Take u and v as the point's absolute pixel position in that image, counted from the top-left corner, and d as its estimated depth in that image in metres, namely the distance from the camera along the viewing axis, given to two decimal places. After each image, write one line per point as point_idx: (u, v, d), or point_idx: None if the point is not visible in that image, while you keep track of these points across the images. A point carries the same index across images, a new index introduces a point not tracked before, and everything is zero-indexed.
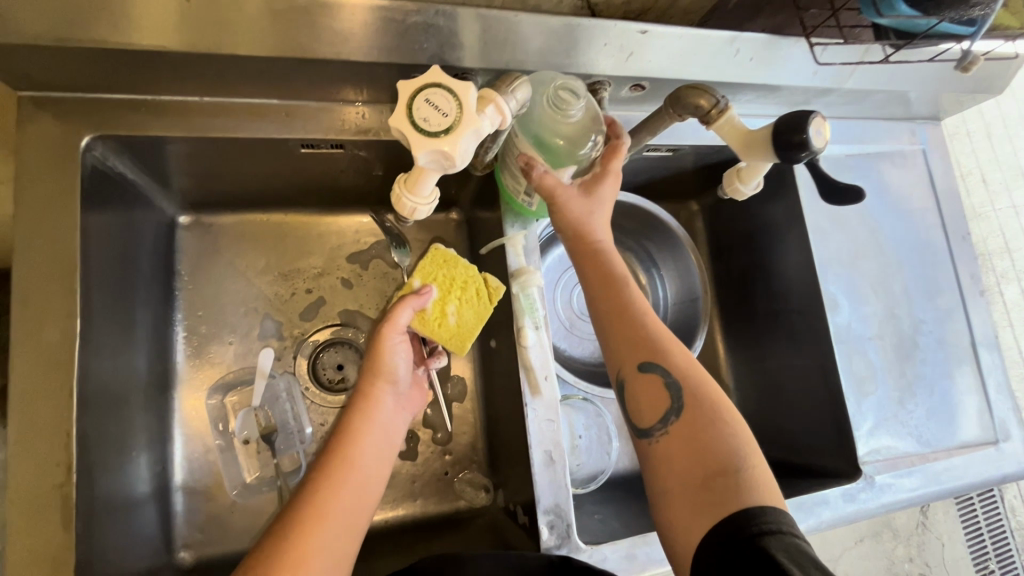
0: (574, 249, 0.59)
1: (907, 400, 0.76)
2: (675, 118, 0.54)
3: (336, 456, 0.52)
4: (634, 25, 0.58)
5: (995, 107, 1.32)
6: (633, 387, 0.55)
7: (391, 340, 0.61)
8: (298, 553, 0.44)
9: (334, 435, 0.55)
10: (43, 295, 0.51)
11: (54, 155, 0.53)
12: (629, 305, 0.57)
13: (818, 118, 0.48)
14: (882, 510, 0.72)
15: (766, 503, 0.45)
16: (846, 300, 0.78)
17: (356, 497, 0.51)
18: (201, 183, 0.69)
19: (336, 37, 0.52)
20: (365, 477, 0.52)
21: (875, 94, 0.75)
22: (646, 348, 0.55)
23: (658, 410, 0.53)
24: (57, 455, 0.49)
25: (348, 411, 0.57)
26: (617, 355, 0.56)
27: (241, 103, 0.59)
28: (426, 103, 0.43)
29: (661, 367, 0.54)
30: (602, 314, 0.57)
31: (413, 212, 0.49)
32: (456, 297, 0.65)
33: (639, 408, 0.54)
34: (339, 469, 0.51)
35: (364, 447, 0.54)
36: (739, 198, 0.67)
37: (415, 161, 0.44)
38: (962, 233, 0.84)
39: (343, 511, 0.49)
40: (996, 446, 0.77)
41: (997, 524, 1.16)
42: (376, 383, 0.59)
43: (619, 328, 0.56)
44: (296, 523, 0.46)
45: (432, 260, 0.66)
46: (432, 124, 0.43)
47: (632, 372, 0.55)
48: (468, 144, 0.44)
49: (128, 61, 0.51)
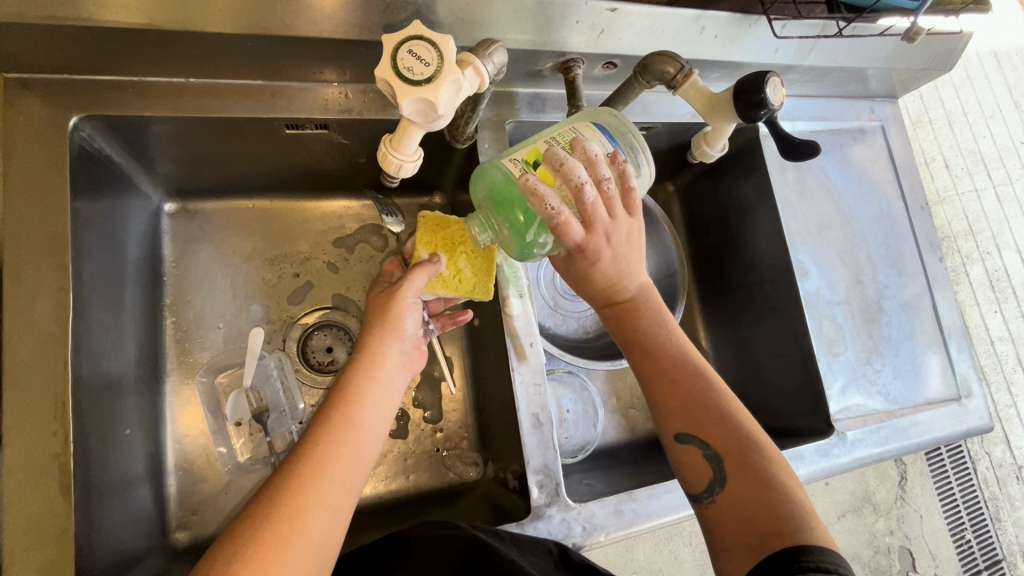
0: (604, 312, 0.59)
1: (875, 360, 0.80)
2: (644, 86, 0.58)
3: (337, 412, 0.52)
4: (605, 3, 0.61)
5: (956, 97, 1.39)
6: (675, 454, 0.55)
7: (404, 302, 0.60)
8: (293, 512, 0.45)
9: (335, 392, 0.54)
10: (36, 269, 0.52)
11: (42, 133, 0.54)
12: (663, 366, 0.56)
13: (775, 79, 0.51)
14: (854, 464, 0.75)
15: (814, 545, 0.45)
16: (815, 268, 0.82)
17: (353, 460, 0.51)
18: (187, 168, 0.70)
19: (320, 15, 0.54)
20: (364, 437, 0.53)
21: (834, 71, 0.79)
22: (686, 413, 0.54)
23: (703, 477, 0.53)
24: (53, 424, 0.51)
25: (351, 369, 0.56)
26: (658, 421, 0.56)
27: (225, 84, 0.61)
28: (409, 53, 0.45)
29: (704, 436, 0.53)
30: (638, 378, 0.58)
31: (399, 168, 0.51)
32: (463, 249, 0.64)
33: (684, 476, 0.54)
34: (338, 426, 0.51)
35: (366, 407, 0.54)
36: (706, 159, 0.70)
37: (399, 111, 0.45)
38: (921, 204, 0.89)
39: (342, 470, 0.49)
40: (959, 403, 0.82)
41: (972, 496, 1.21)
42: (384, 342, 0.59)
43: (656, 394, 0.56)
44: (293, 477, 0.47)
45: (426, 227, 0.64)
46: (416, 74, 0.44)
47: (670, 437, 0.55)
48: (449, 96, 0.46)
49: (114, 40, 0.52)
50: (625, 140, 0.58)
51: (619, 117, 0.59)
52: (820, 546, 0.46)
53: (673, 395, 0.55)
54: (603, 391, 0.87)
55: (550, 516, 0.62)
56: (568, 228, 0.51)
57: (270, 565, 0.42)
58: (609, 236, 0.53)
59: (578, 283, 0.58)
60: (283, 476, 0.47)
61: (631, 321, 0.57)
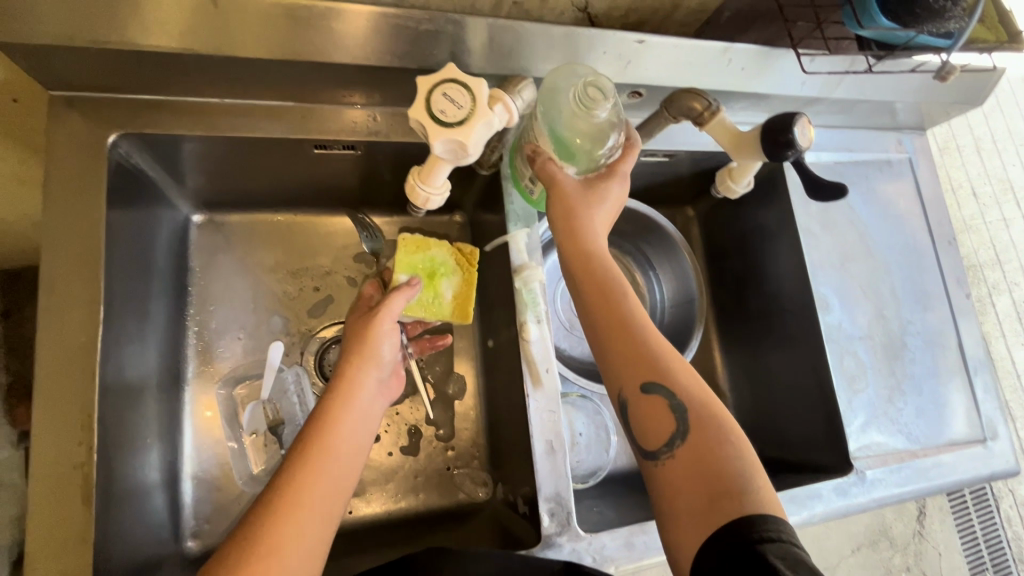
0: (571, 255, 0.59)
1: (897, 398, 0.79)
2: (670, 120, 0.57)
3: (313, 444, 0.53)
4: (632, 35, 0.62)
5: (985, 124, 1.36)
6: (637, 408, 0.54)
7: (381, 328, 0.62)
8: (270, 547, 0.46)
9: (313, 421, 0.55)
10: (69, 281, 0.54)
11: (83, 150, 0.56)
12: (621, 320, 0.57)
13: (803, 119, 0.51)
14: (872, 505, 0.73)
15: (765, 514, 0.45)
16: (837, 301, 0.80)
17: (329, 492, 0.52)
18: (216, 182, 0.72)
19: (352, 42, 0.56)
20: (340, 467, 0.54)
21: (862, 104, 0.79)
22: (641, 365, 0.55)
23: (662, 432, 0.53)
24: (79, 435, 0.52)
25: (327, 395, 0.58)
26: (621, 376, 0.56)
27: (259, 105, 0.62)
28: (442, 96, 0.47)
29: (665, 388, 0.54)
30: (603, 331, 0.57)
31: (426, 200, 0.54)
32: (443, 275, 0.70)
33: (645, 430, 0.53)
34: (314, 458, 0.52)
35: (341, 437, 0.55)
36: (731, 196, 0.71)
37: (432, 150, 0.48)
38: (948, 239, 0.87)
39: (318, 502, 0.50)
40: (984, 445, 0.80)
41: (994, 534, 1.17)
42: (360, 371, 0.60)
43: (622, 344, 0.56)
44: (269, 509, 0.48)
45: (405, 250, 0.69)
46: (449, 116, 0.47)
47: (635, 390, 0.54)
48: (480, 136, 0.48)
49: (154, 62, 0.54)
50: None
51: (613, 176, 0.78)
52: (765, 509, 0.46)
53: (640, 346, 0.56)
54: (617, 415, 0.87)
55: (560, 546, 0.62)
56: (632, 151, 0.61)
57: None
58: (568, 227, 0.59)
59: (560, 216, 0.59)
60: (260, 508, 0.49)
61: (601, 269, 0.59)
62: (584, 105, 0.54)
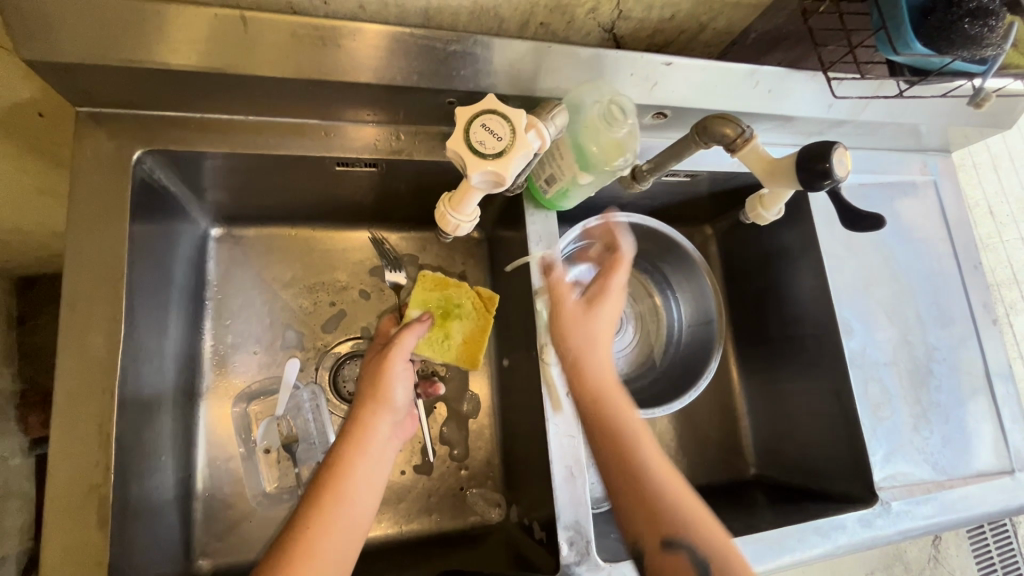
0: (594, 430, 0.59)
1: (923, 426, 0.77)
2: (701, 146, 0.56)
3: (325, 493, 0.54)
4: (659, 58, 0.62)
5: (1002, 142, 1.34)
6: (627, 505, 0.56)
7: (394, 368, 0.62)
8: None
9: (325, 470, 0.56)
10: (91, 298, 0.53)
11: (107, 167, 0.56)
12: (613, 424, 0.59)
13: (840, 149, 0.49)
14: (898, 537, 0.71)
15: None
16: (861, 326, 0.79)
17: (339, 542, 0.52)
18: (236, 197, 0.71)
19: (378, 61, 0.55)
20: (352, 516, 0.54)
21: (888, 126, 0.78)
22: (632, 487, 0.56)
23: (649, 532, 0.54)
24: (96, 455, 0.51)
25: (339, 441, 0.58)
26: (612, 474, 0.57)
27: (282, 122, 0.62)
28: (482, 127, 0.47)
29: (656, 503, 0.55)
30: (595, 430, 0.59)
31: (456, 228, 0.54)
32: (456, 317, 0.71)
33: (636, 526, 0.55)
34: (324, 509, 0.53)
35: (353, 486, 0.55)
36: (761, 222, 0.71)
37: (469, 181, 0.48)
38: (974, 263, 0.86)
39: (327, 557, 0.50)
40: (1012, 476, 0.77)
41: (1009, 552, 1.24)
42: (375, 417, 0.59)
43: (613, 445, 0.58)
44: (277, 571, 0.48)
45: (424, 286, 0.71)
46: (488, 148, 0.47)
47: (625, 490, 0.56)
48: (517, 167, 0.48)
49: (181, 81, 0.54)
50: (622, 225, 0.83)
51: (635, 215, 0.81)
52: None
53: (630, 453, 0.57)
54: None
55: (579, 575, 0.60)
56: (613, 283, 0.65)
57: None
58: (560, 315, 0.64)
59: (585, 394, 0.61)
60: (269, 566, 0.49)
61: (617, 431, 0.58)
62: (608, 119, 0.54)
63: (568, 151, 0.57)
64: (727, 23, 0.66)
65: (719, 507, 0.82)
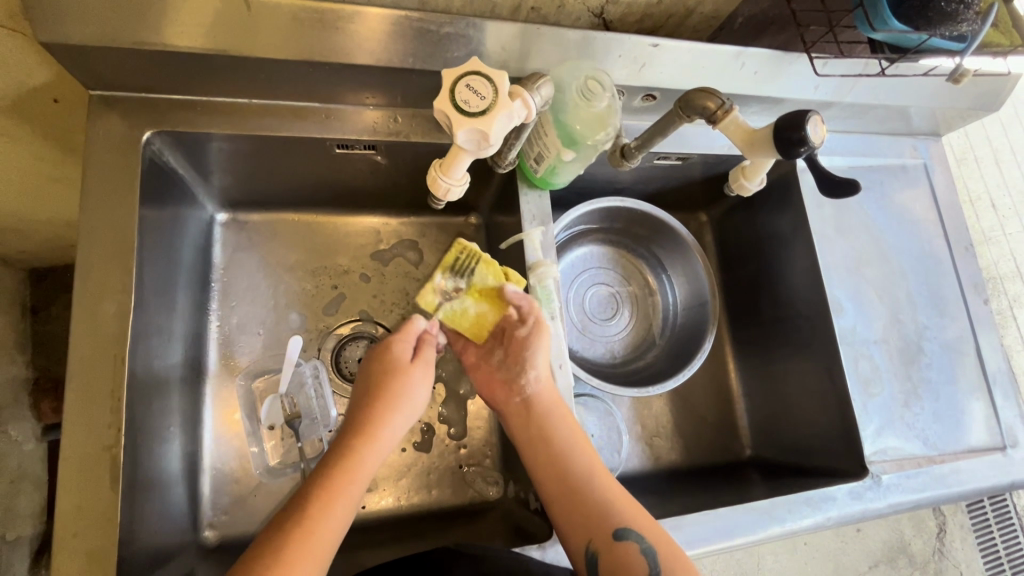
0: (524, 435, 0.64)
1: (913, 403, 0.78)
2: (683, 120, 0.59)
3: (329, 483, 0.53)
4: (647, 39, 0.64)
5: (1003, 134, 1.35)
6: (561, 506, 0.60)
7: (412, 372, 0.61)
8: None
9: (330, 461, 0.55)
10: (103, 271, 0.56)
11: (119, 147, 0.59)
12: (554, 448, 0.62)
13: (816, 117, 0.52)
14: (888, 511, 0.73)
15: None
16: (851, 305, 0.80)
17: (336, 529, 0.51)
18: (242, 182, 0.74)
19: (373, 43, 0.58)
20: (351, 508, 0.53)
21: (875, 109, 0.79)
22: (563, 486, 0.61)
23: (580, 525, 0.58)
24: (107, 418, 0.54)
25: (350, 432, 0.57)
26: (545, 481, 0.62)
27: (285, 106, 0.65)
28: (467, 87, 0.50)
29: (582, 492, 0.60)
30: (524, 441, 0.64)
31: (447, 191, 0.57)
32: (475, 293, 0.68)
33: (569, 521, 0.59)
34: (326, 496, 0.52)
35: (359, 479, 0.55)
36: (745, 194, 0.71)
37: (455, 139, 0.51)
38: (965, 245, 0.87)
39: (323, 547, 0.50)
40: (1004, 452, 0.78)
41: (1015, 543, 1.26)
42: (390, 415, 0.59)
43: (541, 450, 0.63)
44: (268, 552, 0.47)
45: (456, 254, 0.68)
46: (471, 106, 0.49)
47: (555, 490, 0.61)
48: (501, 127, 0.50)
49: (189, 64, 0.57)
50: (617, 214, 0.86)
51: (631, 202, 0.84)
52: None
53: (559, 455, 0.62)
54: (628, 418, 0.88)
55: None
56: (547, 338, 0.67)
57: None
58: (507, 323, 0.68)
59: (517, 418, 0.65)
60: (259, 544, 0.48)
61: (543, 444, 0.63)
62: (585, 94, 0.58)
63: (553, 129, 0.61)
64: (714, 8, 0.68)
65: (714, 485, 0.84)
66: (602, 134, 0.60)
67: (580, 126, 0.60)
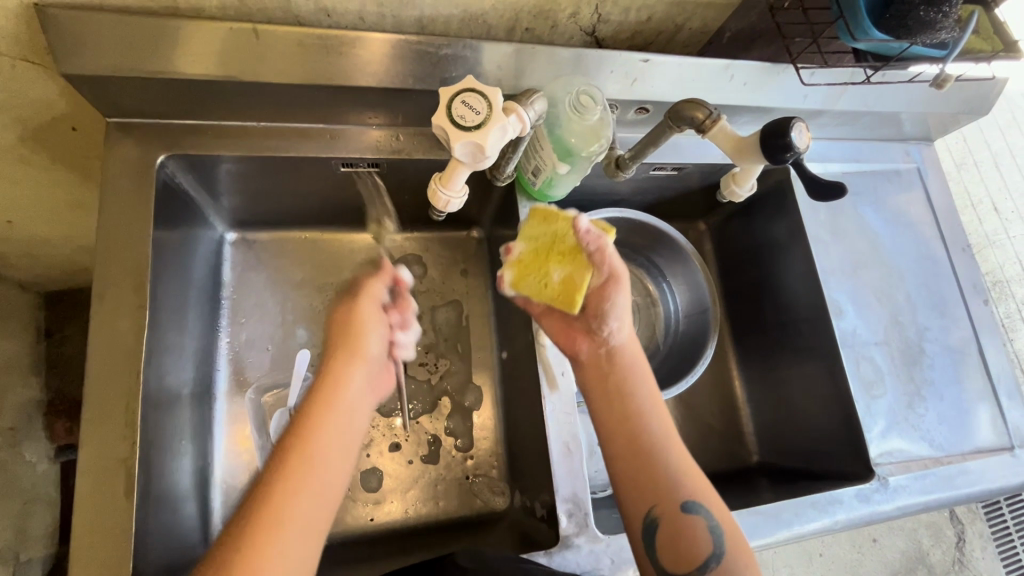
0: (594, 379, 0.65)
1: (917, 404, 0.78)
2: (675, 131, 0.60)
3: (292, 450, 0.52)
4: (637, 55, 0.66)
5: (1003, 138, 1.36)
6: (624, 459, 0.60)
7: (362, 320, 0.62)
8: (261, 543, 0.46)
9: (292, 427, 0.54)
10: (119, 288, 0.58)
11: (134, 170, 0.61)
12: (626, 400, 0.62)
13: (800, 124, 0.54)
14: (897, 513, 0.72)
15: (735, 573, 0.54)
16: (850, 307, 0.81)
17: (311, 495, 0.50)
18: (251, 202, 0.77)
19: (375, 65, 0.60)
20: (324, 471, 0.52)
21: (865, 115, 0.81)
22: (632, 441, 0.60)
23: (642, 482, 0.58)
24: (123, 431, 0.56)
25: (310, 400, 0.56)
26: (612, 432, 0.61)
27: (292, 128, 0.68)
28: (462, 104, 0.52)
29: (650, 451, 0.59)
30: (597, 388, 0.64)
31: (446, 203, 0.59)
32: (557, 258, 0.64)
33: (629, 474, 0.59)
34: (293, 465, 0.51)
35: (323, 443, 0.53)
36: (735, 200, 0.72)
37: (452, 152, 0.53)
38: (962, 246, 0.88)
39: (298, 511, 0.49)
40: (1012, 452, 0.78)
41: None
42: (346, 366, 0.59)
43: (611, 400, 0.62)
44: (249, 527, 0.47)
45: (532, 222, 0.65)
46: (467, 121, 0.52)
47: (617, 442, 0.60)
48: (496, 140, 0.52)
49: (203, 90, 0.60)
50: (616, 226, 0.88)
51: (633, 215, 0.86)
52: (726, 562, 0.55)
53: (628, 410, 0.62)
54: None
55: (578, 546, 0.63)
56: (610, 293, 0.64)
57: None
58: (601, 244, 0.62)
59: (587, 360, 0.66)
60: (242, 514, 0.49)
61: (614, 395, 0.63)
62: (579, 108, 0.60)
63: (547, 142, 0.63)
64: (702, 23, 0.71)
65: (721, 492, 0.84)
66: (596, 147, 0.63)
67: (573, 140, 0.62)
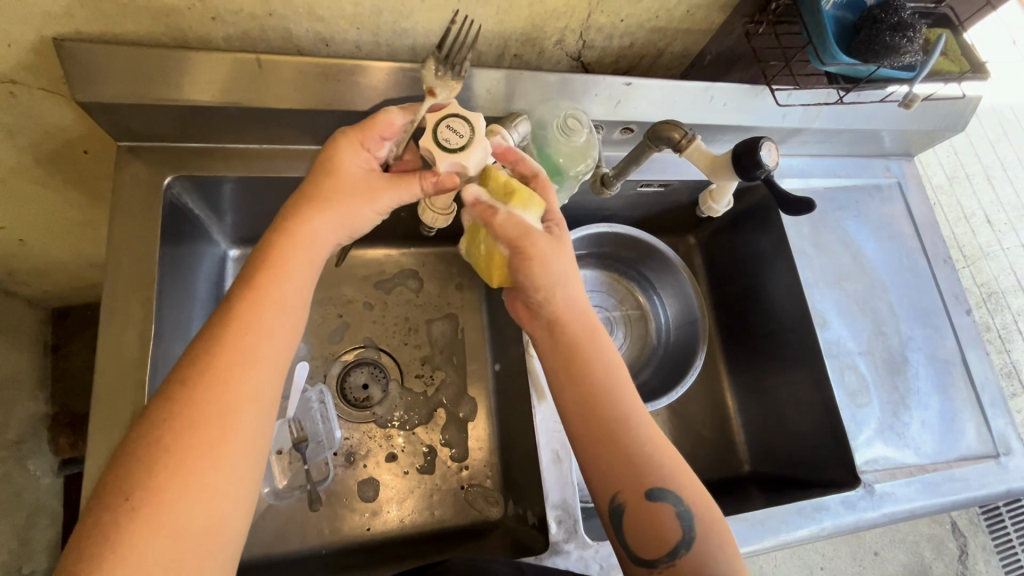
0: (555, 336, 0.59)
1: (902, 412, 0.80)
2: (654, 150, 0.64)
3: (247, 296, 0.50)
4: (620, 79, 0.70)
5: (993, 152, 1.39)
6: (580, 417, 0.57)
7: (376, 185, 0.55)
8: (215, 390, 0.46)
9: (252, 270, 0.52)
10: (127, 303, 0.61)
11: (142, 191, 0.65)
12: (581, 353, 0.58)
13: (768, 143, 0.57)
14: (883, 520, 0.73)
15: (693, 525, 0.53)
16: (835, 317, 0.83)
17: (262, 348, 0.49)
18: (253, 219, 0.80)
19: (371, 90, 0.64)
20: (275, 328, 0.50)
21: (844, 133, 0.84)
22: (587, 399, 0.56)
23: (601, 443, 0.55)
24: None
25: (268, 243, 0.53)
26: (568, 391, 0.58)
27: (293, 149, 0.71)
28: (447, 127, 0.54)
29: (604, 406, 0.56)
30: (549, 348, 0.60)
31: (434, 220, 0.63)
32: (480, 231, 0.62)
33: (588, 433, 0.56)
34: (246, 315, 0.49)
35: (279, 297, 0.51)
36: (712, 215, 0.75)
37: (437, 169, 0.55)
38: (943, 257, 0.90)
39: (254, 358, 0.48)
40: (997, 460, 0.79)
41: None
42: (326, 218, 0.54)
43: (565, 356, 0.58)
44: (205, 367, 0.47)
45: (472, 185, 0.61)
46: (452, 144, 0.54)
47: (573, 402, 0.57)
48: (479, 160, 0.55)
49: (208, 115, 0.63)
50: (611, 240, 0.91)
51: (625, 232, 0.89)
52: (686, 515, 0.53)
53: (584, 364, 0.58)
54: None
55: (568, 552, 0.65)
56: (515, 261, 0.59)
57: (195, 465, 0.44)
58: (484, 217, 0.58)
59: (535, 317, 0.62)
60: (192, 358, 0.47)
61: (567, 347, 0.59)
62: (567, 131, 0.64)
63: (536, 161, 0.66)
64: (683, 48, 0.74)
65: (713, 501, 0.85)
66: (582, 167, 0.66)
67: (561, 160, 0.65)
